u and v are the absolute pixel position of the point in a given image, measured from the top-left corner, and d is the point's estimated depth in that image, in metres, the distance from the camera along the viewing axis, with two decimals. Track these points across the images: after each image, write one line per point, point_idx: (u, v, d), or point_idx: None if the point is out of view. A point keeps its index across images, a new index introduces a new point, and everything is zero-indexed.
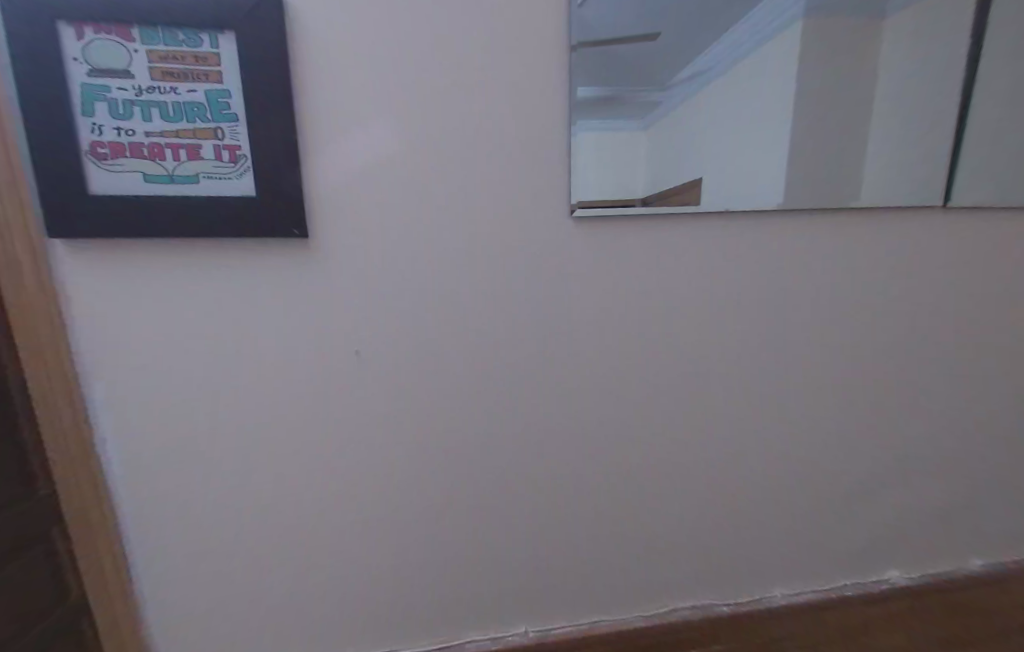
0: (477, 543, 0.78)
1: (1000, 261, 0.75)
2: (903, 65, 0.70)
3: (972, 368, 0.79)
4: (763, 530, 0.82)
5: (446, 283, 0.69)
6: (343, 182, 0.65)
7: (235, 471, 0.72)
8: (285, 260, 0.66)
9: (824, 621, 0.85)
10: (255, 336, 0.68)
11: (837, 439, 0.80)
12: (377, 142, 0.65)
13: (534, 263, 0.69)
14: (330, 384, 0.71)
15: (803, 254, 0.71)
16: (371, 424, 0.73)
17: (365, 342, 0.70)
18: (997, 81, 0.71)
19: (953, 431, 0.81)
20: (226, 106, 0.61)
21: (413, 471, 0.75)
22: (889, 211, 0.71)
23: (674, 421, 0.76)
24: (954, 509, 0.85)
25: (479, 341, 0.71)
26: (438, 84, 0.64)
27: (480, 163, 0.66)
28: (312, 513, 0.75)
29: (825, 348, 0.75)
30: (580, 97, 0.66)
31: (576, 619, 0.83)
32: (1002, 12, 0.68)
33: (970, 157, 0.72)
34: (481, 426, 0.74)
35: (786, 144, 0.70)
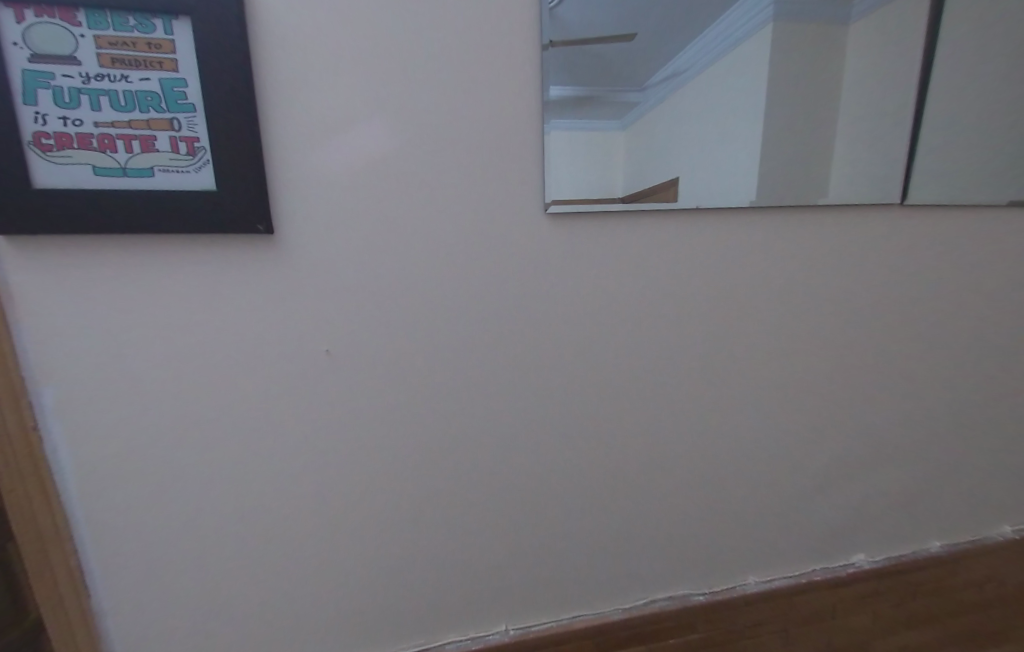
0: (456, 543, 0.77)
1: (953, 257, 0.79)
2: (866, 67, 0.72)
3: (930, 359, 0.83)
4: (736, 520, 0.85)
5: (423, 280, 0.68)
6: (311, 179, 0.63)
7: (201, 478, 0.69)
8: (253, 257, 0.64)
9: (795, 605, 0.88)
10: (221, 336, 0.65)
11: (804, 430, 0.82)
12: (346, 138, 0.63)
13: (510, 260, 0.69)
14: (302, 385, 0.69)
15: (771, 252, 0.74)
16: (347, 426, 0.71)
17: (339, 342, 0.68)
18: (950, 86, 0.75)
19: (911, 419, 0.85)
20: (182, 95, 0.57)
21: (390, 473, 0.73)
22: (848, 209, 0.74)
23: (648, 414, 0.77)
24: (914, 493, 0.90)
25: (455, 339, 0.70)
26: (410, 78, 0.62)
27: (455, 160, 0.65)
28: (285, 520, 0.72)
29: (792, 341, 0.78)
30: (553, 95, 0.65)
31: (556, 616, 0.83)
32: (947, 25, 0.72)
33: (925, 158, 0.75)
34: (459, 425, 0.73)
35: (756, 143, 0.71)
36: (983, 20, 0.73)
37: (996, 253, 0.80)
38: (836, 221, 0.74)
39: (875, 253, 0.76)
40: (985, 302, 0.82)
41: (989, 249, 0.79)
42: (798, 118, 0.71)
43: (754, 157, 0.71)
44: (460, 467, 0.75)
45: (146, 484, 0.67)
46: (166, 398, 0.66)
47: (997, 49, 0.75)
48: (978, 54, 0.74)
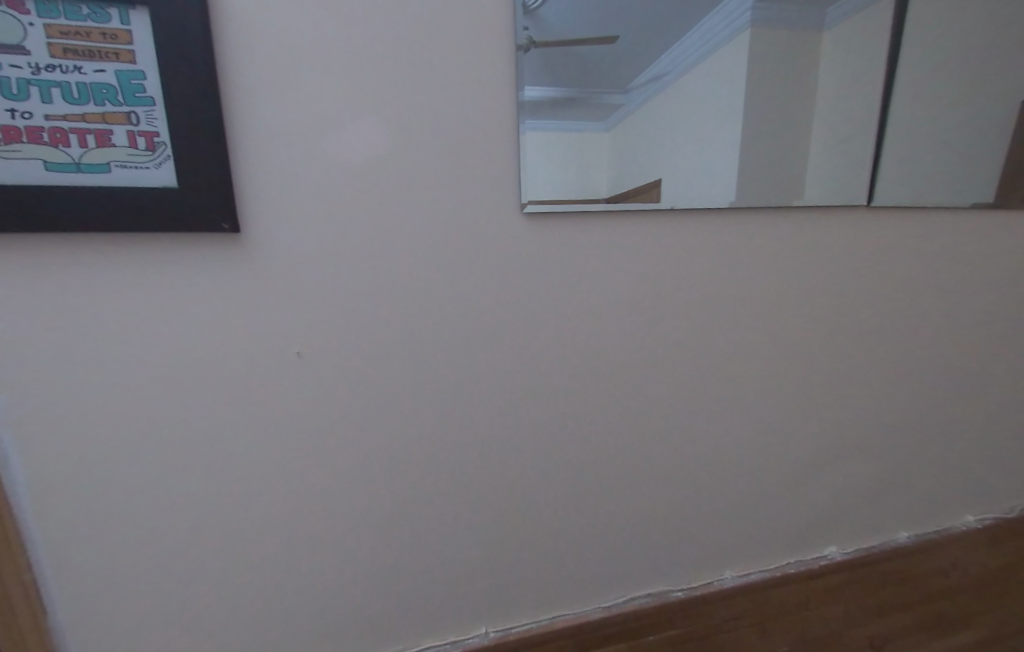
0: (434, 547, 0.76)
1: (917, 258, 0.81)
2: (833, 74, 0.74)
3: (895, 357, 0.86)
4: (712, 515, 0.86)
5: (399, 281, 0.66)
6: (278, 176, 0.61)
7: (165, 489, 0.65)
8: (218, 256, 0.61)
9: (769, 598, 0.90)
10: (186, 340, 0.62)
11: (776, 427, 0.84)
12: (317, 135, 0.61)
13: (487, 260, 0.68)
14: (273, 389, 0.66)
15: (745, 252, 0.75)
16: (321, 430, 0.69)
17: (311, 345, 0.66)
18: (912, 94, 0.78)
19: (876, 414, 0.88)
20: (140, 88, 0.54)
21: (365, 478, 0.72)
22: (817, 211, 0.76)
23: (626, 413, 0.78)
24: (880, 485, 0.93)
25: (432, 339, 0.69)
26: (384, 76, 0.61)
27: (431, 159, 0.64)
28: (256, 530, 0.70)
29: (765, 340, 0.80)
30: (529, 96, 0.65)
31: (536, 616, 0.83)
32: (909, 34, 0.75)
33: (889, 162, 0.78)
34: (436, 428, 0.72)
35: (729, 147, 0.72)
36: (938, 34, 0.77)
37: (957, 255, 0.83)
38: (808, 223, 0.76)
39: (843, 254, 0.78)
40: (948, 302, 0.85)
41: (951, 251, 0.82)
42: (769, 122, 0.73)
43: (727, 160, 0.72)
44: (438, 470, 0.74)
45: (105, 497, 0.64)
46: (126, 406, 0.62)
47: (953, 61, 0.78)
48: (935, 65, 0.77)
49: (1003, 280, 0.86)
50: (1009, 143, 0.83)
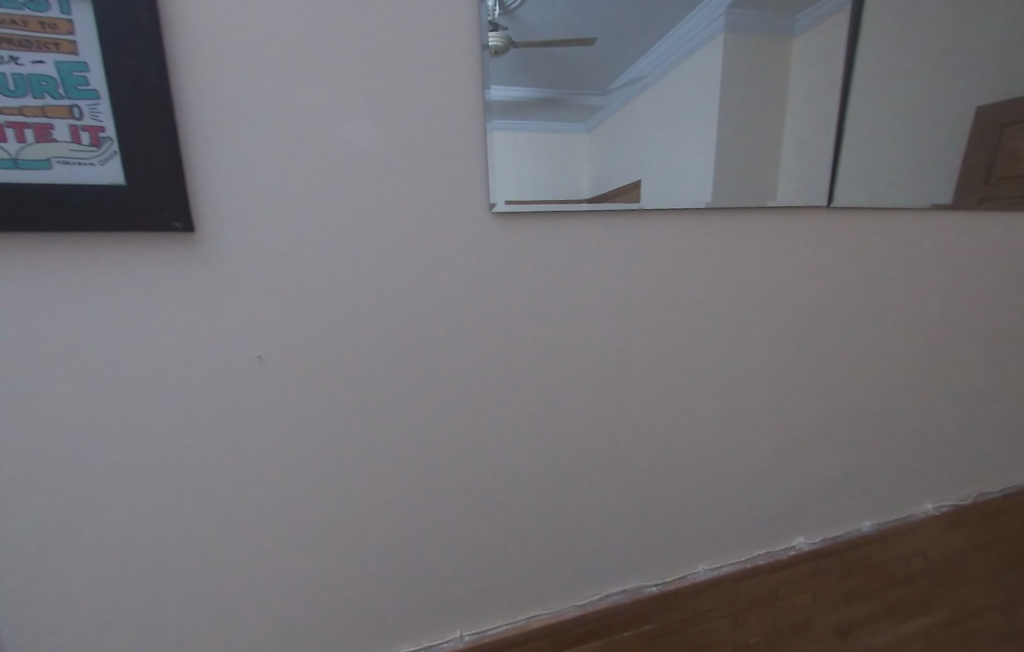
0: (407, 554, 0.74)
1: (873, 258, 0.85)
2: (794, 80, 0.76)
3: (854, 353, 0.89)
4: (685, 511, 0.88)
5: (367, 282, 0.63)
6: (234, 173, 0.57)
7: (119, 506, 0.62)
8: (169, 257, 0.57)
9: (741, 589, 0.93)
10: (137, 347, 0.58)
11: (745, 423, 0.86)
12: (276, 131, 0.57)
13: (459, 261, 0.66)
14: (232, 398, 0.62)
15: (715, 252, 0.75)
16: (287, 440, 0.66)
17: (274, 349, 0.62)
18: (870, 98, 0.80)
19: (837, 408, 0.92)
20: (83, 81, 0.50)
21: (333, 488, 0.69)
22: (783, 211, 0.77)
23: (600, 415, 0.78)
24: (842, 477, 0.97)
25: (403, 342, 0.66)
26: (348, 71, 0.58)
27: (401, 156, 0.61)
28: (218, 545, 0.66)
29: (734, 338, 0.81)
30: (495, 96, 0.63)
31: (511, 618, 0.82)
32: (867, 41, 0.77)
33: (850, 164, 0.80)
34: (406, 436, 0.70)
35: (696, 151, 0.73)
36: (891, 44, 0.80)
37: (910, 256, 0.87)
38: (775, 224, 0.77)
39: (806, 253, 0.80)
40: (902, 300, 0.89)
41: (907, 252, 0.86)
42: (734, 126, 0.74)
43: (695, 163, 0.73)
44: (410, 478, 0.71)
45: (48, 514, 0.59)
46: (72, 419, 0.58)
47: (905, 71, 0.81)
48: (889, 73, 0.80)
49: (954, 280, 0.91)
50: (958, 150, 0.87)
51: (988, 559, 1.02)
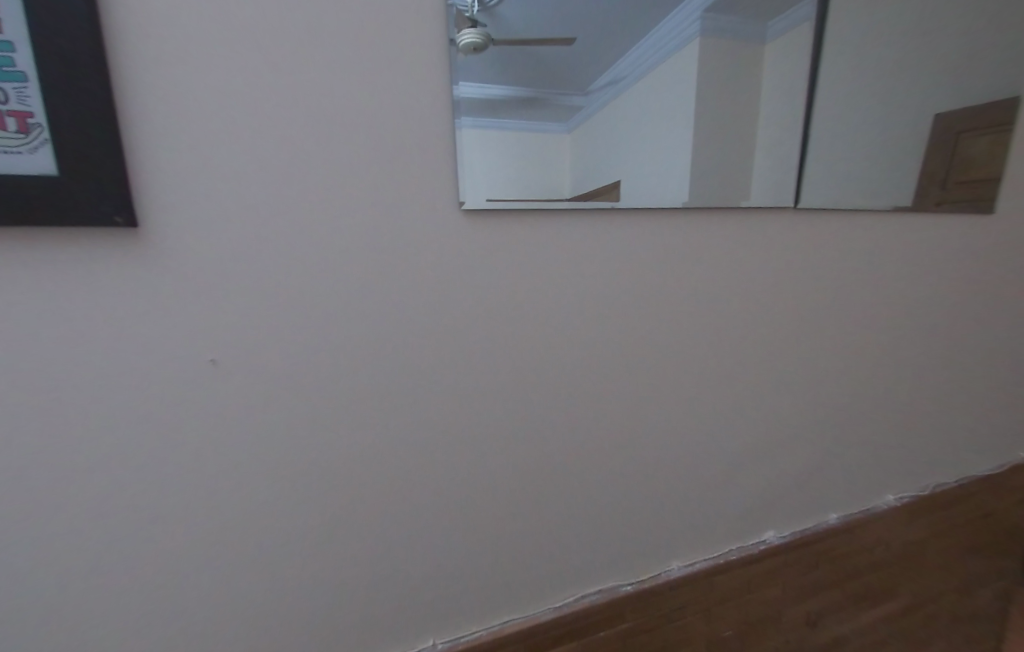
0: (377, 560, 0.72)
1: (833, 259, 0.88)
2: (758, 85, 0.78)
3: (818, 351, 0.93)
4: (658, 508, 0.89)
5: (333, 280, 0.62)
6: (183, 166, 0.55)
7: (56, 522, 0.57)
8: (113, 253, 0.54)
9: (713, 584, 0.94)
10: (75, 350, 0.54)
11: (714, 420, 0.88)
12: (230, 122, 0.55)
13: (432, 260, 0.65)
14: (183, 402, 0.59)
15: (683, 253, 0.77)
16: (245, 445, 0.63)
17: (229, 351, 0.60)
18: (829, 105, 0.83)
19: (801, 405, 0.95)
20: (7, 61, 0.47)
21: (296, 493, 0.66)
22: (748, 212, 0.79)
23: (573, 414, 0.78)
24: (807, 472, 1.00)
25: (373, 341, 0.65)
26: (307, 62, 0.56)
27: (367, 151, 0.60)
28: (170, 559, 0.63)
29: (703, 337, 0.83)
30: (465, 93, 0.62)
31: (486, 623, 0.81)
32: (830, 50, 0.80)
33: (813, 167, 0.82)
34: (373, 438, 0.68)
35: (661, 152, 0.74)
36: (851, 53, 0.83)
37: (868, 257, 0.90)
38: (739, 225, 0.79)
39: (769, 254, 0.83)
40: (860, 299, 0.93)
41: (864, 254, 0.90)
42: (701, 128, 0.75)
43: (661, 165, 0.74)
44: (381, 481, 0.70)
45: None
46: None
47: (860, 80, 0.85)
48: (846, 82, 0.84)
49: (908, 280, 0.95)
50: (913, 156, 0.91)
51: (939, 546, 1.09)
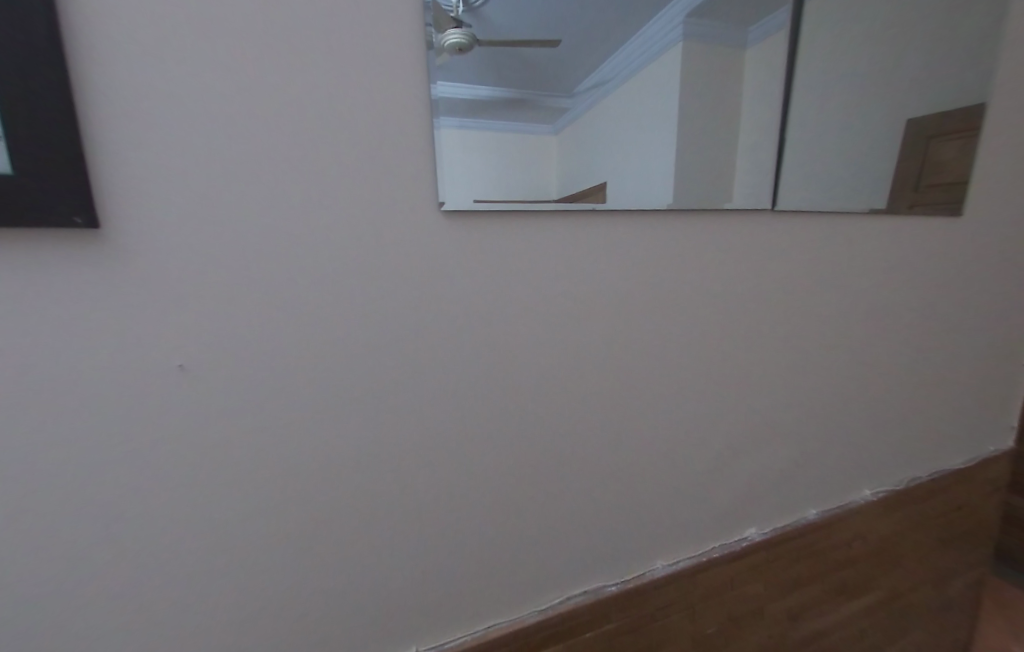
0: (354, 568, 0.70)
1: (809, 259, 0.89)
2: (728, 94, 0.81)
3: (796, 350, 0.94)
4: (643, 508, 0.88)
5: (307, 280, 0.60)
6: (148, 165, 0.52)
7: (6, 536, 0.54)
8: (71, 254, 0.51)
9: (697, 582, 0.93)
10: (30, 355, 0.52)
11: (697, 419, 0.88)
12: (198, 119, 0.53)
13: (410, 259, 0.63)
14: (147, 409, 0.57)
15: (664, 253, 0.77)
16: (214, 453, 0.60)
17: (197, 356, 0.57)
18: (801, 112, 0.85)
19: (781, 403, 0.96)
20: None
21: (268, 502, 0.64)
22: (727, 214, 0.80)
23: (556, 415, 0.76)
24: (788, 469, 1.00)
25: (349, 342, 0.63)
26: (279, 57, 0.54)
27: (341, 147, 0.58)
28: (132, 573, 0.60)
29: (685, 336, 0.82)
30: (443, 92, 0.61)
31: (469, 628, 0.79)
32: (803, 58, 0.82)
33: (788, 171, 0.84)
34: (350, 443, 0.66)
35: (638, 157, 0.76)
36: (822, 61, 0.85)
37: (840, 258, 0.93)
38: (720, 226, 0.79)
39: (748, 254, 0.83)
40: (835, 299, 0.95)
41: (837, 254, 0.92)
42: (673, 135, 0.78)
43: (639, 168, 0.75)
44: (358, 487, 0.67)
45: None
46: None
47: (830, 87, 0.87)
48: (818, 88, 0.86)
49: (878, 280, 0.98)
50: (881, 161, 0.94)
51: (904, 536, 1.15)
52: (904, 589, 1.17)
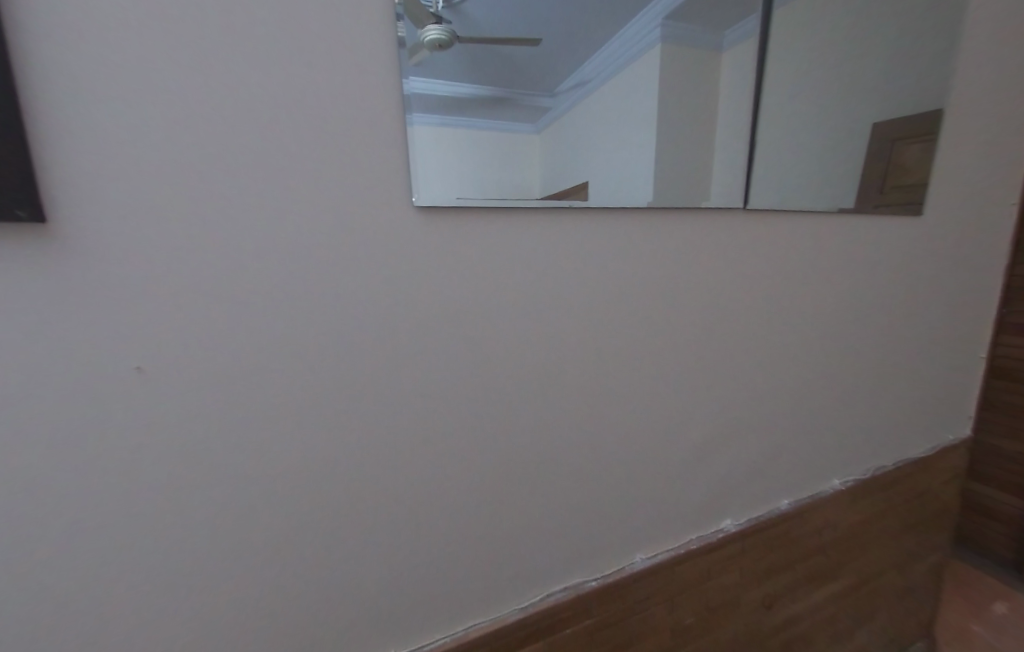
0: (329, 571, 0.68)
1: (779, 257, 0.92)
2: (693, 97, 0.84)
3: (767, 344, 0.96)
4: (621, 503, 0.89)
5: (277, 277, 0.58)
6: (101, 157, 0.50)
7: None
8: (18, 249, 0.49)
9: (675, 574, 0.95)
10: None
11: (673, 414, 0.89)
12: (156, 110, 0.51)
13: (386, 256, 0.62)
14: (103, 412, 0.54)
15: (640, 248, 0.77)
16: (179, 458, 0.58)
17: (158, 358, 0.55)
18: (772, 113, 0.87)
19: (753, 396, 0.98)
20: None
21: (238, 507, 0.62)
22: (702, 212, 0.81)
23: (535, 413, 0.77)
24: (761, 461, 1.03)
25: (323, 341, 0.61)
26: (244, 46, 0.52)
27: (312, 141, 0.57)
28: (87, 585, 0.57)
29: (660, 332, 0.84)
30: (415, 87, 0.60)
31: (449, 629, 0.78)
32: (774, 60, 0.84)
33: (759, 171, 0.86)
34: (324, 445, 0.64)
35: (610, 158, 0.77)
36: (790, 66, 0.88)
37: (809, 255, 0.95)
38: (693, 223, 0.81)
39: (721, 251, 0.85)
40: (803, 295, 0.98)
41: (806, 252, 0.95)
42: (643, 136, 0.80)
43: (613, 167, 0.76)
44: (333, 490, 0.66)
45: None
46: None
47: (796, 90, 0.90)
48: (786, 92, 0.88)
49: (843, 277, 1.02)
50: (845, 162, 0.97)
51: (868, 522, 1.20)
52: (869, 574, 1.22)
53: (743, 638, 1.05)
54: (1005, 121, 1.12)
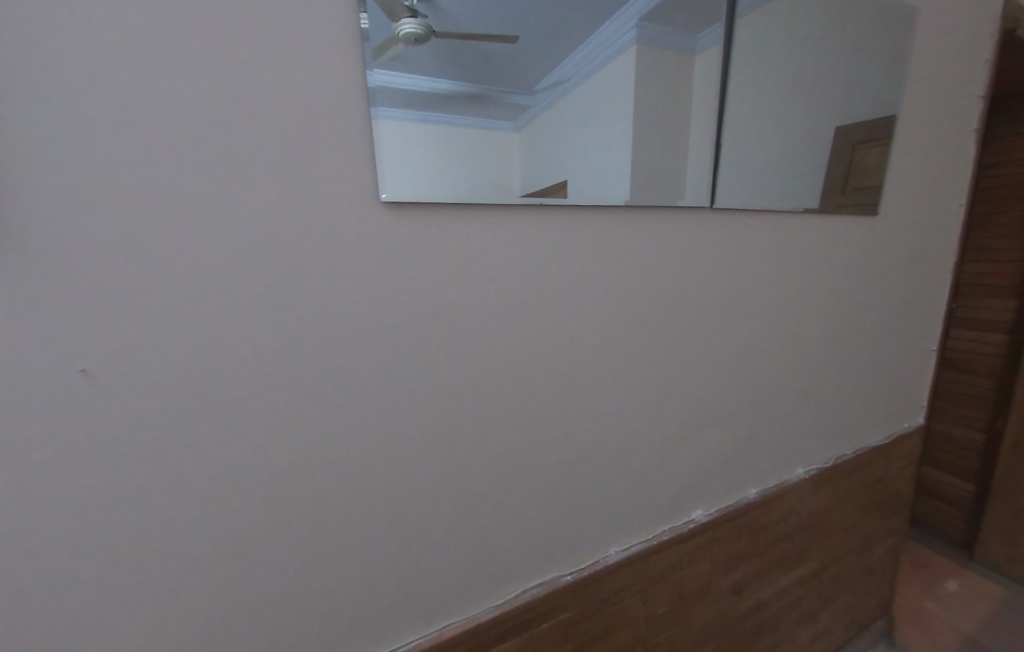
0: (298, 577, 0.66)
1: (742, 255, 0.95)
2: (663, 95, 0.84)
3: (732, 339, 1.00)
4: (595, 497, 0.90)
5: (241, 276, 0.55)
6: (43, 145, 0.46)
7: None
8: None
9: (648, 565, 0.97)
10: None
11: (643, 408, 0.91)
12: (106, 96, 0.47)
13: (358, 253, 0.61)
14: (46, 420, 0.50)
15: (609, 245, 0.79)
16: (136, 468, 0.54)
17: (110, 362, 0.51)
18: (738, 116, 0.90)
19: (719, 390, 1.02)
20: None
21: (200, 517, 0.59)
22: (668, 211, 0.83)
23: (509, 411, 0.77)
24: (727, 452, 1.07)
25: (288, 341, 0.59)
26: (204, 31, 0.49)
27: (278, 133, 0.54)
28: (30, 604, 0.53)
29: (630, 327, 0.86)
30: (375, 79, 0.57)
31: (424, 629, 0.77)
32: (737, 67, 0.88)
33: (725, 172, 0.89)
34: (294, 450, 0.62)
35: (591, 154, 0.76)
36: (755, 70, 0.91)
37: (770, 253, 0.99)
38: (660, 222, 0.83)
39: (688, 249, 0.88)
40: (766, 292, 1.01)
41: (767, 250, 0.99)
42: (626, 134, 0.80)
43: (591, 165, 0.76)
44: (303, 495, 0.64)
45: None
46: None
47: (762, 94, 0.93)
48: (753, 95, 0.91)
49: (804, 274, 1.06)
50: (807, 164, 1.01)
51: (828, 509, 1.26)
52: (828, 557, 1.28)
53: (712, 623, 1.08)
54: (948, 130, 1.20)
